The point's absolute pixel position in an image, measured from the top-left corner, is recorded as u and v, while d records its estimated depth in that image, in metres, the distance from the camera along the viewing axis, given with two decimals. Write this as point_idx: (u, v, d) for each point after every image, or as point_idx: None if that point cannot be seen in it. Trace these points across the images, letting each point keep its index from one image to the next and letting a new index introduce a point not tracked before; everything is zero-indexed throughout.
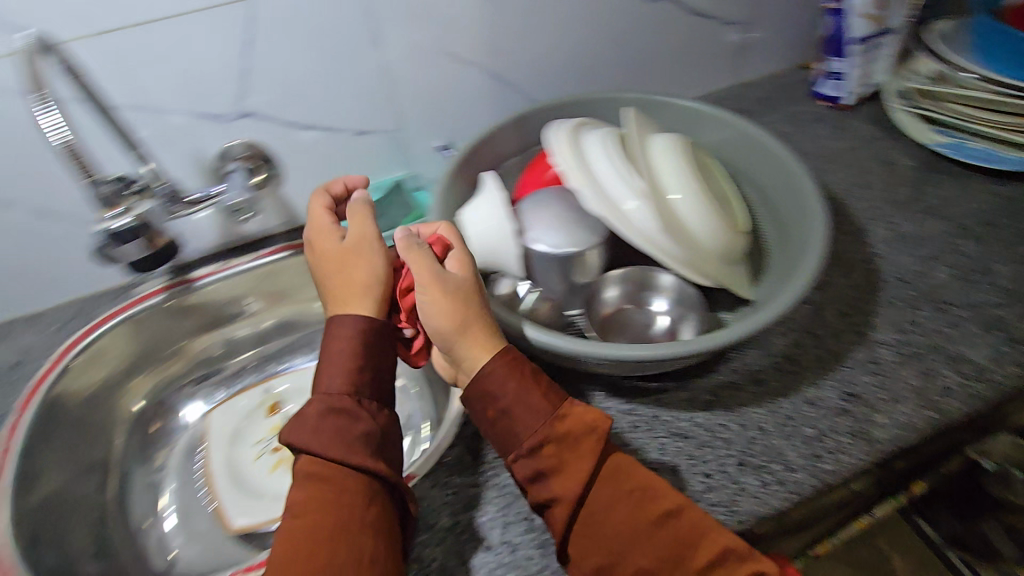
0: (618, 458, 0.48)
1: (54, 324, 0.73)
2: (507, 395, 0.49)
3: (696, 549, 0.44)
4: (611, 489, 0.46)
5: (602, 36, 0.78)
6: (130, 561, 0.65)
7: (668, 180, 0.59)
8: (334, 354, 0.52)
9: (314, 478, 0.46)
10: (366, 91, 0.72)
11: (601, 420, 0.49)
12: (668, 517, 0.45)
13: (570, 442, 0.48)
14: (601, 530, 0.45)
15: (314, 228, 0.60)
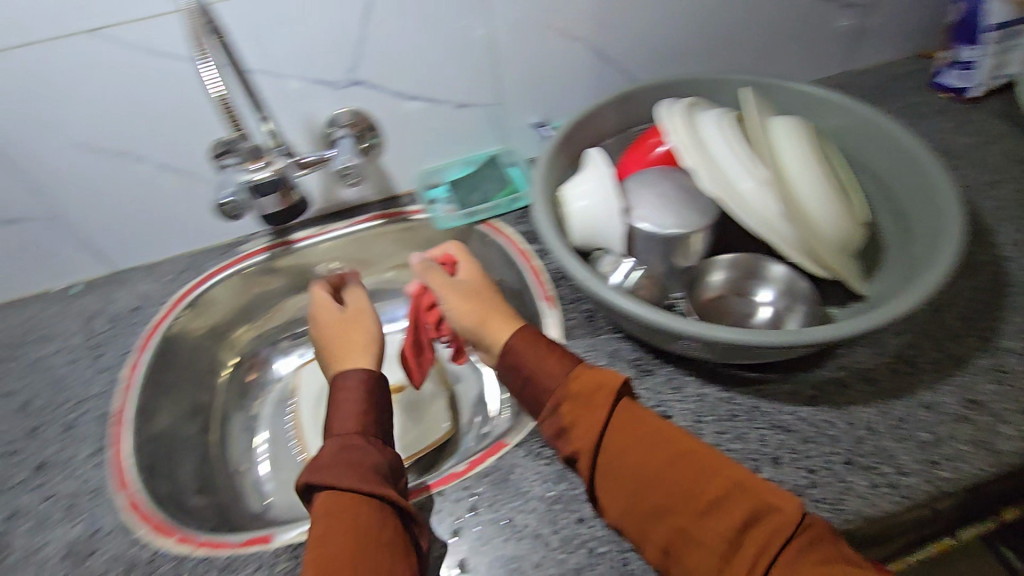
0: (628, 404, 0.50)
1: (167, 275, 0.78)
2: (527, 365, 0.55)
3: (705, 484, 0.45)
4: (621, 432, 0.49)
5: (714, 15, 0.76)
6: (229, 500, 0.69)
7: (788, 166, 0.57)
8: (343, 403, 0.56)
9: (336, 500, 0.47)
10: (473, 64, 0.71)
11: (610, 375, 0.51)
12: (678, 456, 0.47)
13: (583, 399, 0.51)
14: (620, 474, 0.48)
15: (314, 308, 0.69)
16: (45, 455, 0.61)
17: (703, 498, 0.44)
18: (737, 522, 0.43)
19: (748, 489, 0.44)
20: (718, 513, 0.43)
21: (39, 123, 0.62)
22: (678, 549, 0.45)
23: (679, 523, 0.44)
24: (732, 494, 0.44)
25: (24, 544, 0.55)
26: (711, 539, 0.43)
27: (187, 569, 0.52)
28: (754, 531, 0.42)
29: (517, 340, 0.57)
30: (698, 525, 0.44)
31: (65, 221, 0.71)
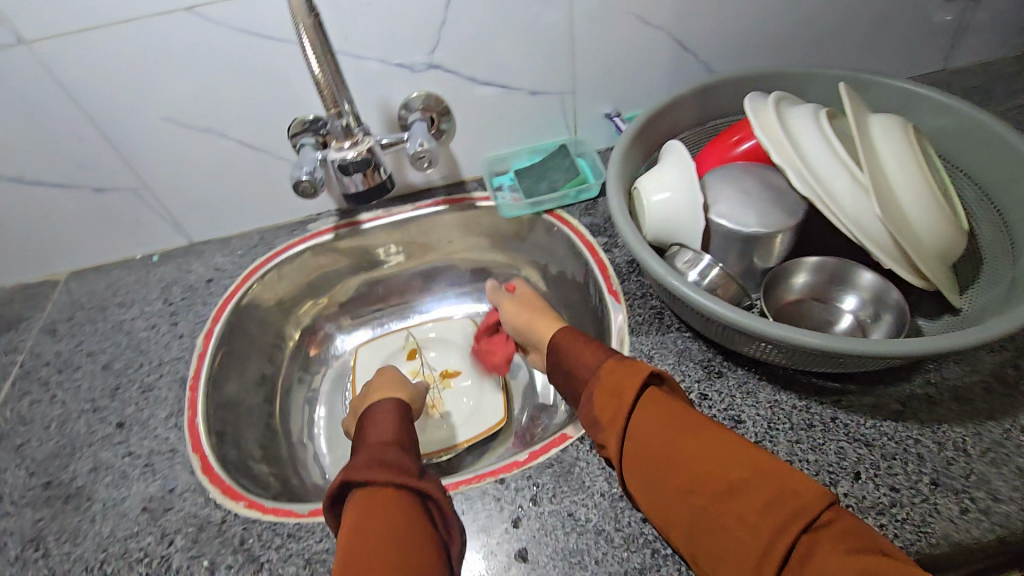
0: (657, 389, 0.48)
1: (239, 250, 0.80)
2: (567, 359, 0.55)
3: (727, 466, 0.42)
4: (646, 415, 0.47)
5: (806, 6, 0.72)
6: (289, 470, 0.70)
7: (886, 164, 0.54)
8: (378, 422, 0.56)
9: (371, 498, 0.46)
10: (552, 51, 0.70)
11: (640, 364, 0.49)
12: (701, 437, 0.44)
13: (614, 387, 0.49)
14: (642, 456, 0.45)
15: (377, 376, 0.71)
16: (125, 414, 0.64)
17: (725, 479, 0.41)
18: (760, 503, 0.39)
19: (773, 472, 0.40)
20: (739, 494, 0.40)
21: (133, 96, 0.64)
22: (702, 534, 0.41)
23: (700, 505, 0.41)
24: (756, 476, 0.40)
25: (105, 496, 0.58)
26: (734, 522, 0.40)
27: (255, 534, 0.53)
28: (778, 514, 0.38)
29: (562, 337, 0.57)
30: (720, 508, 0.40)
31: (149, 192, 0.74)
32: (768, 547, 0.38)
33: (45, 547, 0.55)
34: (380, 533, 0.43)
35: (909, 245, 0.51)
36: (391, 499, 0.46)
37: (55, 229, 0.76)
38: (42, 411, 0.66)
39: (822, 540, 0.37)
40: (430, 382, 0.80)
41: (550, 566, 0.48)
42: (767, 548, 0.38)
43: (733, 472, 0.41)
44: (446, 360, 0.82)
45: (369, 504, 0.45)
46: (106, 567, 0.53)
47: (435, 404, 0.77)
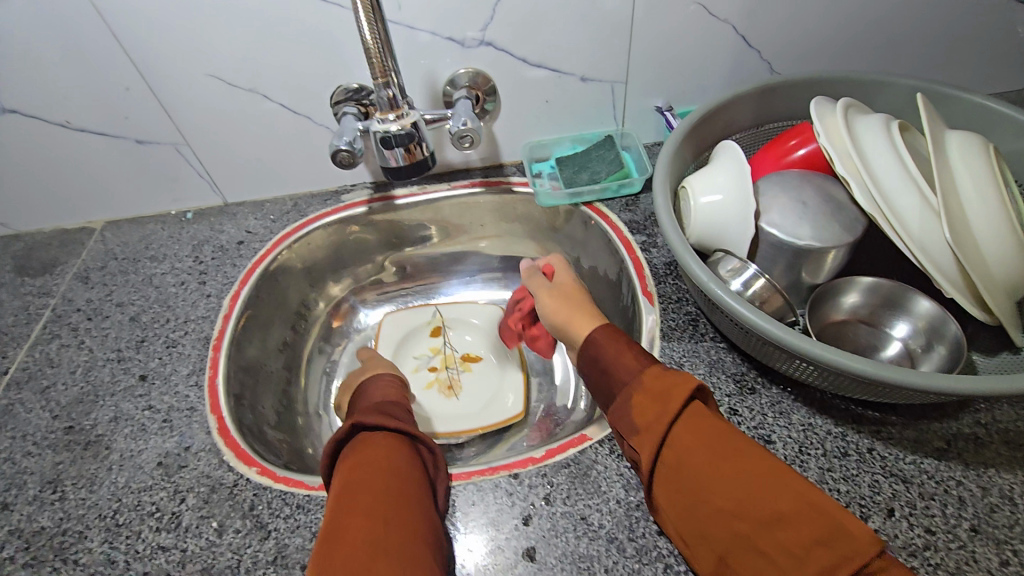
0: (700, 404, 0.46)
1: (272, 214, 0.80)
2: (605, 358, 0.53)
3: (775, 496, 0.39)
4: (687, 428, 0.44)
5: (886, 10, 0.67)
6: (302, 439, 0.71)
7: (960, 184, 0.50)
8: (369, 396, 0.60)
9: (366, 449, 0.48)
10: (609, 37, 0.67)
11: (687, 375, 0.46)
12: (748, 460, 0.41)
13: (657, 395, 0.47)
14: (680, 470, 0.43)
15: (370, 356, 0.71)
16: (148, 368, 0.65)
17: (771, 508, 0.39)
18: (807, 540, 0.37)
19: (823, 507, 0.38)
20: (784, 527, 0.38)
21: (180, 50, 0.63)
22: (737, 558, 0.40)
23: (740, 531, 0.39)
24: (804, 510, 0.38)
25: (123, 447, 0.58)
26: (776, 552, 0.38)
27: (264, 501, 0.53)
28: (825, 553, 0.37)
29: (604, 334, 0.54)
30: (762, 537, 0.38)
31: (189, 149, 0.74)
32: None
33: (62, 490, 0.55)
34: (377, 483, 0.45)
35: (975, 273, 0.47)
36: (388, 451, 0.49)
37: (95, 177, 0.76)
38: (69, 356, 0.67)
39: None
40: (450, 361, 0.80)
41: (558, 569, 0.47)
42: None
43: (781, 503, 0.39)
44: (468, 343, 0.81)
45: (361, 455, 0.48)
46: (119, 517, 0.53)
47: (452, 385, 0.77)
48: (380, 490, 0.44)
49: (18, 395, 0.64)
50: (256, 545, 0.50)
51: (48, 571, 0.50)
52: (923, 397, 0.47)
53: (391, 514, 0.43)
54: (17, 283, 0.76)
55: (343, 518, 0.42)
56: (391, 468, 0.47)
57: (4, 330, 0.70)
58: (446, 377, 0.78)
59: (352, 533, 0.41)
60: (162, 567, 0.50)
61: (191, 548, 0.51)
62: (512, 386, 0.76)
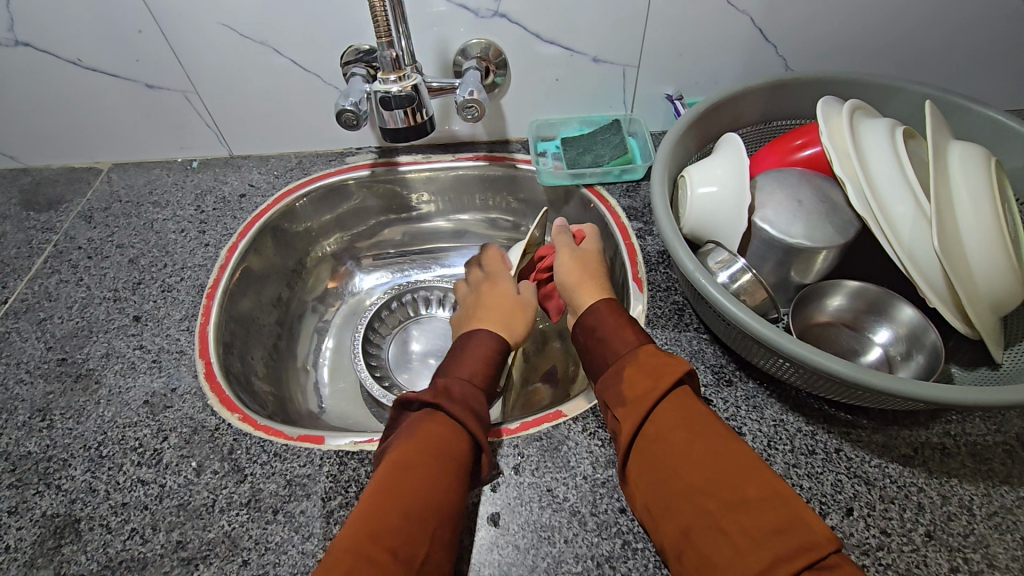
0: (689, 388, 0.47)
1: (277, 170, 0.80)
2: (604, 329, 0.54)
3: (745, 482, 0.40)
4: (672, 405, 0.46)
5: (911, 14, 0.66)
6: (288, 392, 0.72)
7: (956, 195, 0.50)
8: (470, 355, 0.54)
9: (429, 438, 0.46)
10: (625, 18, 0.66)
11: (679, 359, 0.48)
12: (727, 447, 0.43)
13: (647, 372, 0.48)
14: (657, 446, 0.44)
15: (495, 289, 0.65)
16: (142, 309, 0.66)
17: (742, 492, 0.40)
18: (769, 525, 0.38)
19: (788, 501, 0.39)
20: (751, 509, 0.39)
21: None
22: (696, 535, 0.40)
23: (705, 507, 0.40)
24: (771, 498, 0.39)
25: (112, 383, 0.60)
26: (734, 532, 0.38)
27: (243, 446, 0.55)
28: (785, 540, 0.37)
29: (607, 304, 0.55)
30: (727, 515, 0.39)
31: (197, 98, 0.74)
32: (765, 566, 0.36)
33: (50, 418, 0.57)
34: (423, 472, 0.44)
35: (961, 285, 0.47)
36: (448, 442, 0.46)
37: (105, 117, 0.77)
38: (67, 291, 0.68)
39: None
40: None
41: (519, 536, 0.48)
42: (764, 570, 0.36)
43: (750, 488, 0.40)
44: None
45: (422, 438, 0.46)
46: (102, 449, 0.55)
47: None
48: (423, 473, 0.44)
49: (15, 324, 0.65)
50: (232, 487, 0.52)
51: (32, 493, 0.52)
52: (898, 402, 0.48)
53: (419, 494, 0.43)
54: (22, 216, 0.77)
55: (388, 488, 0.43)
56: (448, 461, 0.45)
57: (6, 260, 0.72)
58: None
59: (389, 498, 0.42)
60: (140, 499, 0.52)
61: (169, 484, 0.53)
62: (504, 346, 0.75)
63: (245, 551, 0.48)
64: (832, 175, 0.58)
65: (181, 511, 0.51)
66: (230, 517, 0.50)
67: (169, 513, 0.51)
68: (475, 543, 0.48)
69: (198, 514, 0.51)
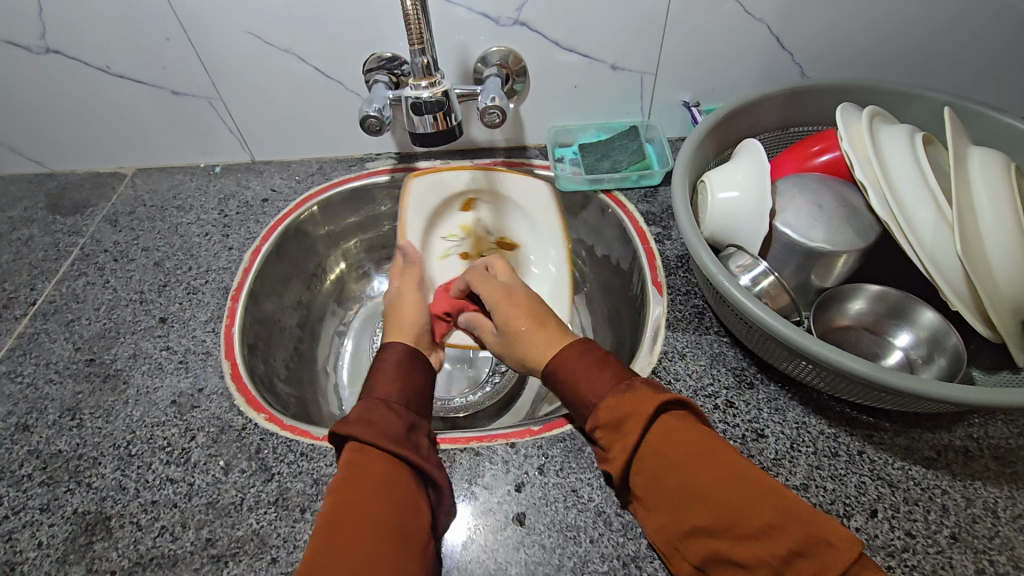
0: (671, 417, 0.45)
1: (298, 175, 0.82)
2: (572, 376, 0.50)
3: (760, 507, 0.39)
4: (654, 446, 0.44)
5: (929, 23, 0.66)
6: (309, 394, 0.73)
7: (975, 199, 0.51)
8: (375, 376, 0.53)
9: (347, 469, 0.44)
10: (643, 27, 0.67)
11: (657, 394, 0.45)
12: (726, 476, 0.41)
13: (616, 425, 0.46)
14: (662, 469, 0.43)
15: (399, 299, 0.65)
16: (168, 311, 0.67)
17: (752, 522, 0.39)
18: (784, 554, 0.38)
19: (804, 522, 0.38)
20: (763, 541, 0.38)
21: (222, 5, 0.64)
22: (715, 566, 0.41)
23: (724, 536, 0.40)
24: (782, 523, 0.38)
25: (140, 383, 0.61)
26: (754, 562, 0.38)
27: (270, 445, 0.56)
28: (806, 564, 0.37)
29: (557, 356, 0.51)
30: (739, 548, 0.39)
31: (222, 103, 0.76)
32: None
33: (79, 418, 0.58)
34: (364, 496, 0.42)
35: (982, 287, 0.48)
36: (375, 475, 0.44)
37: (131, 124, 0.79)
38: (95, 293, 0.69)
39: None
40: (483, 247, 0.80)
41: (545, 535, 0.48)
42: None
43: (757, 517, 0.39)
44: (504, 225, 0.80)
45: (348, 479, 0.43)
46: (131, 447, 0.56)
47: None
48: (365, 512, 0.41)
49: (44, 325, 0.66)
50: (259, 486, 0.53)
51: (62, 490, 0.53)
52: (921, 403, 0.48)
53: (378, 528, 0.41)
54: (48, 220, 0.79)
55: (341, 533, 0.40)
56: (381, 482, 0.43)
57: (35, 263, 0.73)
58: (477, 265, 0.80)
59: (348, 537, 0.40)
60: (170, 497, 0.52)
61: (198, 482, 0.53)
62: (552, 258, 0.78)
63: (274, 548, 0.49)
64: (850, 180, 0.59)
65: (210, 509, 0.52)
66: (258, 515, 0.51)
67: (198, 511, 0.51)
68: (501, 542, 0.48)
69: (227, 512, 0.51)
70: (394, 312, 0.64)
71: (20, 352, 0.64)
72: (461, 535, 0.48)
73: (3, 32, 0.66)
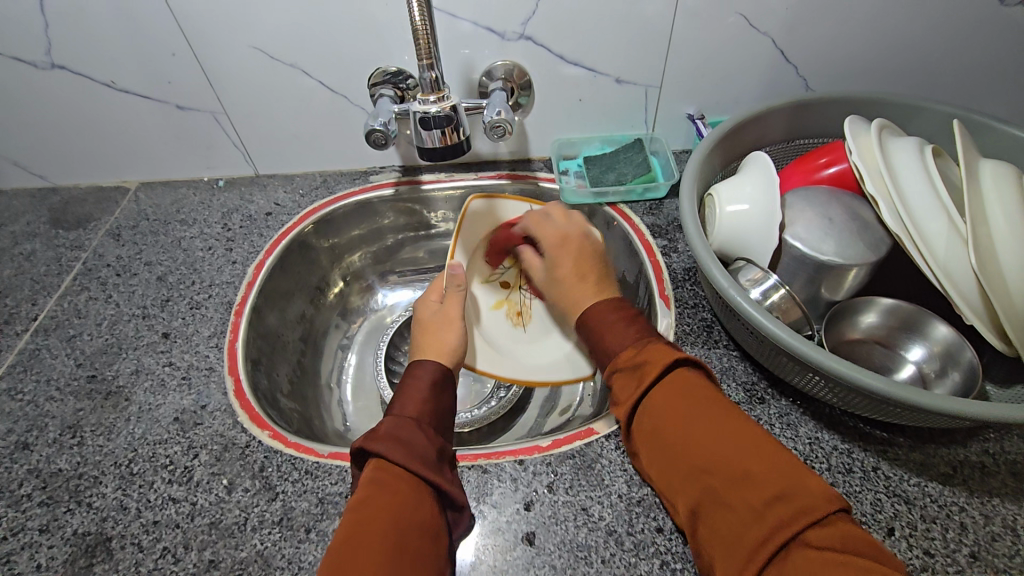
0: (684, 370, 0.47)
1: (301, 189, 0.82)
2: (601, 329, 0.54)
3: (745, 459, 0.40)
4: (666, 394, 0.46)
5: (934, 35, 0.67)
6: (312, 409, 0.72)
7: (988, 211, 0.50)
8: (407, 391, 0.53)
9: (371, 481, 0.44)
10: (649, 41, 0.67)
11: (668, 347, 0.48)
12: (726, 427, 0.42)
13: (636, 367, 0.48)
14: (669, 438, 0.44)
15: (422, 317, 0.65)
16: (171, 326, 0.67)
17: (738, 468, 0.40)
18: (768, 495, 0.38)
19: (789, 472, 0.39)
20: (751, 484, 0.39)
21: (227, 21, 0.64)
22: (704, 516, 0.41)
23: (711, 485, 0.40)
24: (774, 468, 0.39)
25: (142, 400, 0.60)
26: (737, 502, 0.39)
27: (275, 464, 0.55)
28: (779, 508, 0.37)
29: (594, 307, 0.56)
30: (731, 491, 0.39)
31: (226, 118, 0.76)
32: (766, 534, 0.36)
33: (80, 435, 0.57)
34: (381, 501, 0.42)
35: (998, 303, 0.47)
36: (393, 484, 0.43)
37: (135, 138, 0.78)
38: (97, 308, 0.69)
39: (818, 542, 0.35)
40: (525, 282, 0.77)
41: (556, 556, 0.47)
42: (763, 539, 0.36)
43: (750, 463, 0.40)
44: None
45: (368, 486, 0.43)
46: (133, 466, 0.55)
47: (522, 312, 0.77)
48: (380, 512, 0.41)
49: (45, 341, 0.66)
50: (263, 505, 0.52)
51: (62, 511, 0.52)
52: (928, 418, 0.47)
53: (393, 526, 0.41)
54: (51, 234, 0.78)
55: (358, 532, 0.40)
56: (401, 497, 0.43)
57: (36, 278, 0.73)
58: (518, 300, 0.77)
59: (364, 538, 0.40)
60: (172, 517, 0.51)
61: (200, 502, 0.52)
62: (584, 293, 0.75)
63: (278, 570, 0.48)
64: (859, 193, 0.59)
65: (213, 529, 0.50)
66: (262, 535, 0.50)
67: (201, 531, 0.50)
68: (510, 563, 0.47)
69: (230, 532, 0.50)
70: (423, 330, 0.64)
71: (20, 369, 0.63)
72: (469, 555, 0.47)
73: (9, 48, 0.66)
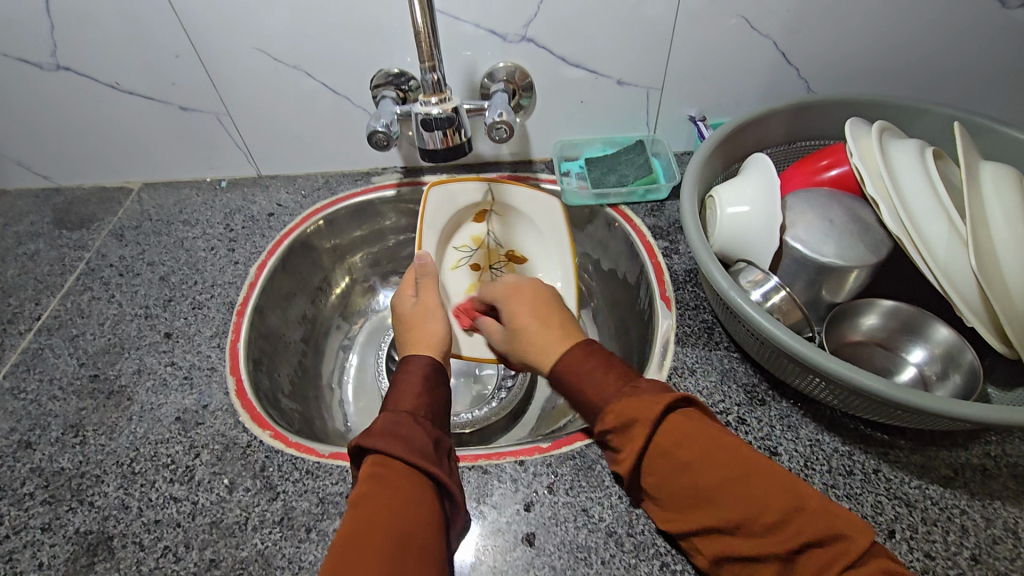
0: (676, 414, 0.45)
1: (303, 190, 0.82)
2: (575, 388, 0.50)
3: (763, 497, 0.40)
4: (661, 445, 0.44)
5: (936, 38, 0.67)
6: (313, 409, 0.73)
7: (988, 214, 0.50)
8: (402, 387, 0.53)
9: (370, 479, 0.44)
10: (650, 43, 0.68)
11: (646, 402, 0.45)
12: (737, 462, 0.42)
13: (625, 428, 0.46)
14: (680, 480, 0.43)
15: (408, 311, 0.65)
16: (173, 326, 0.67)
17: (760, 513, 0.39)
18: (796, 539, 0.38)
19: (806, 502, 0.39)
20: (776, 534, 0.38)
21: (230, 23, 0.65)
22: (734, 558, 0.41)
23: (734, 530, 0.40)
24: (792, 499, 0.39)
25: (144, 399, 0.60)
26: (767, 548, 0.39)
27: (276, 463, 0.55)
28: (817, 549, 0.37)
29: (563, 359, 0.52)
30: (761, 539, 0.39)
31: (229, 119, 0.76)
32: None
33: (83, 434, 0.58)
34: (383, 497, 0.42)
35: (999, 304, 0.47)
36: (394, 481, 0.43)
37: (138, 139, 0.79)
38: (99, 308, 0.69)
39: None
40: (493, 259, 0.80)
41: (556, 556, 0.48)
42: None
43: (770, 502, 0.39)
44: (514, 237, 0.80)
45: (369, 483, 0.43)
46: (135, 465, 0.55)
47: None
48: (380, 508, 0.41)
49: (48, 340, 0.66)
50: (264, 505, 0.52)
51: (64, 509, 0.52)
52: (929, 419, 0.47)
53: (394, 523, 0.40)
54: (54, 234, 0.79)
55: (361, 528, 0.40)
56: (401, 492, 0.43)
57: (40, 278, 0.73)
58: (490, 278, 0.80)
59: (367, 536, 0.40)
60: (174, 516, 0.52)
61: (201, 501, 0.53)
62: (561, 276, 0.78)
63: (279, 570, 0.48)
64: (860, 195, 0.59)
65: (214, 529, 0.51)
66: (263, 534, 0.50)
67: (202, 531, 0.51)
68: (511, 564, 0.47)
69: (231, 532, 0.50)
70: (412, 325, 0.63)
71: (23, 368, 0.64)
72: (469, 556, 0.48)
73: (14, 50, 0.67)
